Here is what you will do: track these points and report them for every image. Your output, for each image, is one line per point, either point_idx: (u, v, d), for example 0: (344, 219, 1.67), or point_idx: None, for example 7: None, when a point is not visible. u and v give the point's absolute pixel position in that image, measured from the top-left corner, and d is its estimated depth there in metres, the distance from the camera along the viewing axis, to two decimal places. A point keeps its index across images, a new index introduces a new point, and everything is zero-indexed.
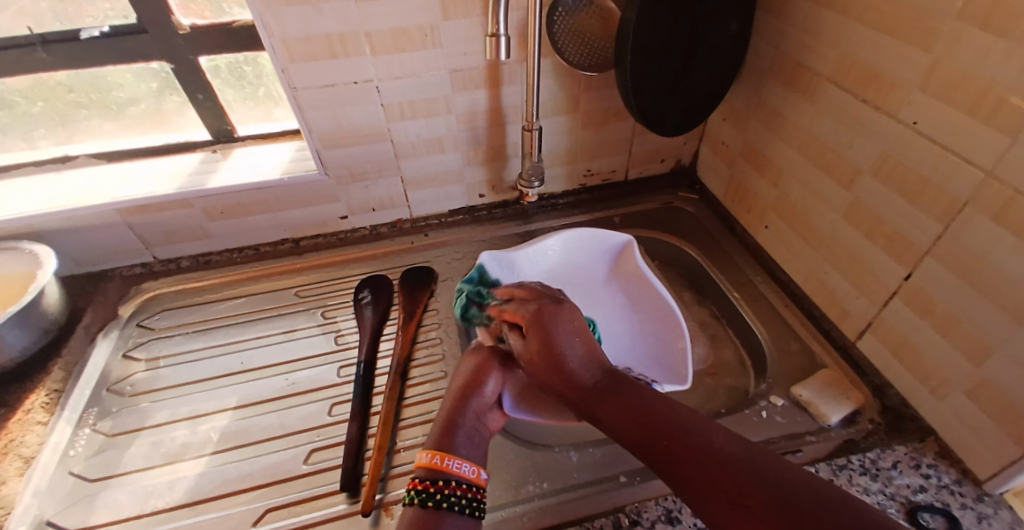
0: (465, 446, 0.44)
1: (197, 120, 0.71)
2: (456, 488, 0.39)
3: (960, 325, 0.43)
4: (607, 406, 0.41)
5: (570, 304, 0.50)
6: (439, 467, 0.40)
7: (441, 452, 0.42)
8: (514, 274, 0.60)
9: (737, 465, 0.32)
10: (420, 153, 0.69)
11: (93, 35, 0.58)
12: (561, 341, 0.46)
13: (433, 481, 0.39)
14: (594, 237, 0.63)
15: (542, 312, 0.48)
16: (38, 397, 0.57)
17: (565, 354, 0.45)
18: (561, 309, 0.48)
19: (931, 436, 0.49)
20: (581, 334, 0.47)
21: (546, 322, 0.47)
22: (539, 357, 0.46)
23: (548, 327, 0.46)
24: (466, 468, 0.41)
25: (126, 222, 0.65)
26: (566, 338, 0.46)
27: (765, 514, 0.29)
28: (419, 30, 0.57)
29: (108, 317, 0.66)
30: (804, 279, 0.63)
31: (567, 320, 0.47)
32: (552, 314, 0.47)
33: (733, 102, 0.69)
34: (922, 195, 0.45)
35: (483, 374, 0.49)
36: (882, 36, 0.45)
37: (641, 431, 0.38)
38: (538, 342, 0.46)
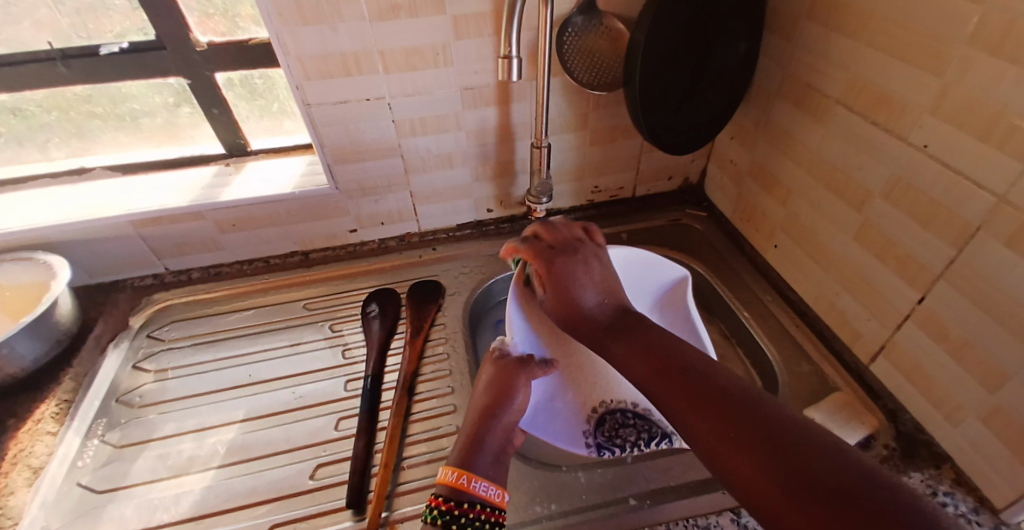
0: (489, 464, 0.44)
1: (211, 134, 0.72)
2: (480, 511, 0.39)
3: (975, 350, 0.43)
4: (624, 343, 0.44)
5: (586, 252, 0.52)
6: (462, 487, 0.40)
7: (465, 472, 0.42)
8: None
9: (728, 402, 0.35)
10: (430, 168, 0.70)
11: (113, 51, 0.60)
12: (576, 286, 0.49)
13: (457, 502, 0.40)
14: (647, 264, 0.58)
15: (559, 263, 0.50)
16: (49, 407, 0.57)
17: (582, 301, 0.48)
18: (576, 260, 0.51)
19: (947, 463, 0.48)
20: (603, 279, 0.50)
21: (558, 268, 0.50)
22: (557, 301, 0.49)
23: (562, 272, 0.50)
24: (490, 491, 0.41)
25: (138, 234, 0.66)
26: (582, 285, 0.49)
27: (746, 447, 0.33)
28: (432, 49, 0.58)
29: (118, 328, 0.66)
30: (814, 299, 0.62)
31: (584, 267, 0.50)
32: (566, 263, 0.50)
33: (740, 121, 0.69)
34: (933, 218, 0.45)
35: (510, 387, 0.48)
36: (892, 60, 0.45)
37: (652, 367, 0.41)
38: (553, 289, 0.50)
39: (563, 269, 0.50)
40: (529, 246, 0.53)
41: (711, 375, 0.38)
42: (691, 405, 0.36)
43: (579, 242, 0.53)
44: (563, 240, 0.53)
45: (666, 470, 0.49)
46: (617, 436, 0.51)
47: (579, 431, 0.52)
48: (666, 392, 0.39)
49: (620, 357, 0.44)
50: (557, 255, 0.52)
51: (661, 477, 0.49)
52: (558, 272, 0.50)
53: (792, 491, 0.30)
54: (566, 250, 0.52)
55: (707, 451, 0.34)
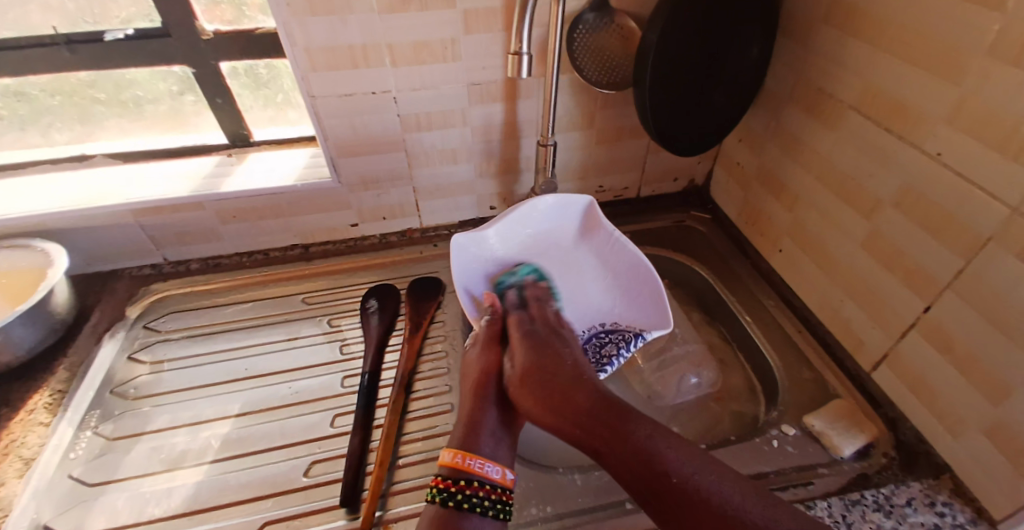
0: (490, 442, 0.44)
1: (214, 123, 0.71)
2: (479, 488, 0.40)
3: (981, 364, 0.42)
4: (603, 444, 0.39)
5: (566, 337, 0.52)
6: (462, 467, 0.41)
7: (464, 451, 0.42)
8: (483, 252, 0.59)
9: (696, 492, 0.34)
10: (434, 163, 0.69)
11: (118, 37, 0.59)
12: (552, 362, 0.46)
13: (456, 480, 0.40)
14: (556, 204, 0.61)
15: (540, 336, 0.50)
16: (42, 397, 0.57)
17: (553, 370, 0.46)
18: (561, 340, 0.51)
19: (946, 473, 0.47)
20: (580, 358, 0.48)
21: (536, 345, 0.49)
22: (531, 379, 0.45)
23: (537, 345, 0.49)
24: (490, 468, 0.41)
25: (138, 222, 0.65)
26: (561, 361, 0.47)
27: None
28: (441, 43, 0.57)
29: (115, 317, 0.66)
30: (818, 306, 0.62)
31: (561, 344, 0.50)
32: (544, 339, 0.50)
33: (749, 125, 0.69)
34: (944, 229, 0.44)
35: (490, 365, 0.50)
36: (909, 68, 0.45)
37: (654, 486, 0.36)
38: (527, 356, 0.48)
39: (541, 341, 0.50)
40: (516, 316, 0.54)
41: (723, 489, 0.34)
42: (664, 494, 0.35)
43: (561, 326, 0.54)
44: (549, 320, 0.54)
45: None
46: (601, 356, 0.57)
47: None
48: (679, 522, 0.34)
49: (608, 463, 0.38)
50: (538, 330, 0.52)
51: None
52: (537, 347, 0.48)
53: None
54: (549, 330, 0.52)
55: None
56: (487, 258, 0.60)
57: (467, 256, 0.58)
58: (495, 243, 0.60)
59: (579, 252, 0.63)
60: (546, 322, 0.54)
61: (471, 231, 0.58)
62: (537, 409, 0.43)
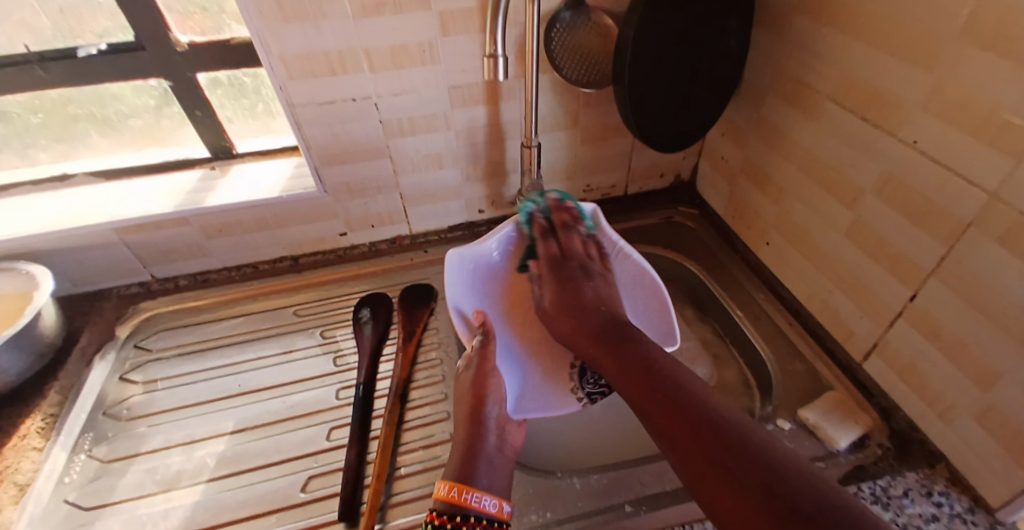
0: (486, 474, 0.44)
1: (195, 137, 0.70)
2: (475, 524, 0.39)
3: (968, 349, 0.42)
4: (609, 351, 0.46)
5: (594, 271, 0.56)
6: (458, 502, 0.40)
7: (461, 484, 0.42)
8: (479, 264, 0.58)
9: (688, 403, 0.38)
10: (419, 169, 0.68)
11: (91, 52, 0.58)
12: (577, 295, 0.53)
13: (452, 516, 0.39)
14: (556, 214, 0.60)
15: (569, 271, 0.56)
16: (34, 422, 0.56)
17: (577, 304, 0.53)
18: (590, 275, 0.55)
19: (941, 462, 0.48)
20: (606, 294, 0.54)
21: (567, 279, 0.56)
22: (557, 309, 0.54)
23: (567, 278, 0.55)
24: (486, 502, 0.41)
25: (122, 241, 0.64)
26: (584, 294, 0.53)
27: (703, 442, 0.35)
28: (418, 47, 0.57)
29: (104, 338, 0.65)
30: (807, 298, 0.62)
31: (590, 279, 0.55)
32: (572, 274, 0.55)
33: (732, 118, 0.69)
34: (926, 216, 0.44)
35: (484, 389, 0.50)
36: (884, 56, 0.44)
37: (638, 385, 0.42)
38: (554, 291, 0.55)
39: (565, 276, 0.55)
40: (545, 246, 0.58)
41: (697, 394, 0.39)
42: (659, 405, 0.39)
43: (591, 257, 0.58)
44: (576, 250, 0.57)
45: (661, 474, 0.49)
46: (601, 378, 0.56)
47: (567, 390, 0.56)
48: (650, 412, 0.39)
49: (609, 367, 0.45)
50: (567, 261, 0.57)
51: (656, 481, 0.48)
52: (567, 279, 0.55)
53: (743, 480, 0.32)
54: (578, 264, 0.56)
55: (668, 449, 0.37)
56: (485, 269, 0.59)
57: (466, 269, 0.56)
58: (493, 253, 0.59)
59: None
60: (574, 250, 0.57)
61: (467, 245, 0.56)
62: (566, 324, 0.52)
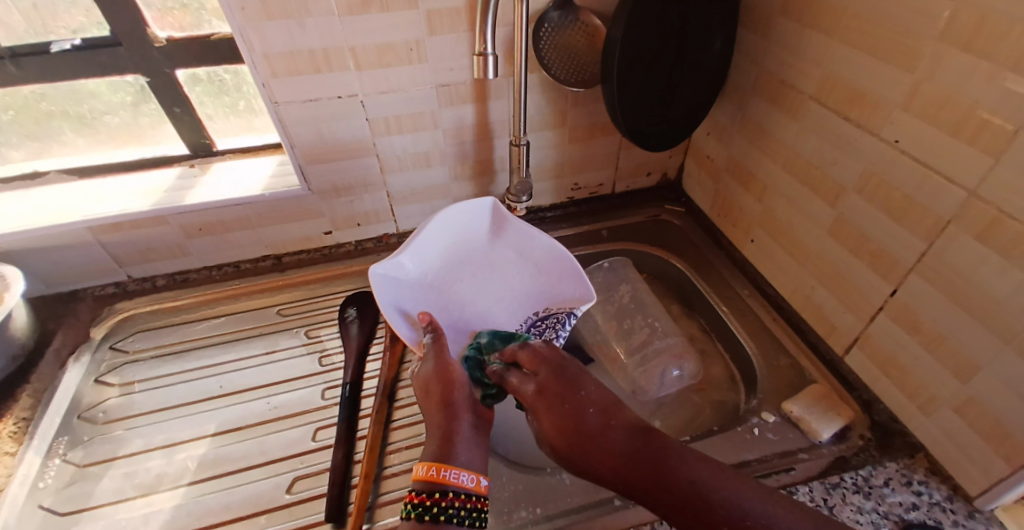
0: (465, 451, 0.44)
1: (175, 134, 0.68)
2: (454, 499, 0.39)
3: (946, 341, 0.44)
4: (646, 486, 0.39)
5: (575, 367, 0.50)
6: (436, 480, 0.40)
7: (439, 464, 0.41)
8: (400, 272, 0.56)
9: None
10: (406, 167, 0.68)
11: (64, 47, 0.56)
12: (579, 422, 0.44)
13: (430, 494, 0.39)
14: (459, 212, 0.58)
15: (554, 388, 0.47)
16: (5, 425, 0.54)
17: (584, 426, 0.44)
18: (574, 382, 0.48)
19: (921, 452, 0.49)
20: (597, 393, 0.47)
21: (559, 404, 0.46)
22: (564, 439, 0.44)
23: (559, 402, 0.46)
24: (464, 478, 0.41)
25: (99, 241, 0.63)
26: (586, 418, 0.44)
27: None
28: (405, 45, 0.56)
29: (79, 340, 0.63)
30: (790, 293, 0.63)
31: (578, 391, 0.47)
32: (562, 394, 0.47)
33: (717, 117, 0.70)
34: (906, 212, 0.45)
35: (447, 374, 0.49)
36: (866, 57, 0.46)
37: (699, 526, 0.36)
38: (551, 420, 0.45)
39: (558, 395, 0.47)
40: (519, 378, 0.49)
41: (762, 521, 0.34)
42: None
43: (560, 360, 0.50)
44: (545, 363, 0.50)
45: None
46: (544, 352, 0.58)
47: None
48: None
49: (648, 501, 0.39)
50: (551, 377, 0.48)
51: None
52: (559, 400, 0.46)
53: None
54: (555, 373, 0.49)
55: None
56: (409, 282, 0.58)
57: (388, 284, 0.55)
58: (412, 266, 0.58)
59: (497, 250, 0.62)
60: (547, 359, 0.50)
61: (383, 264, 0.54)
62: (578, 457, 0.43)
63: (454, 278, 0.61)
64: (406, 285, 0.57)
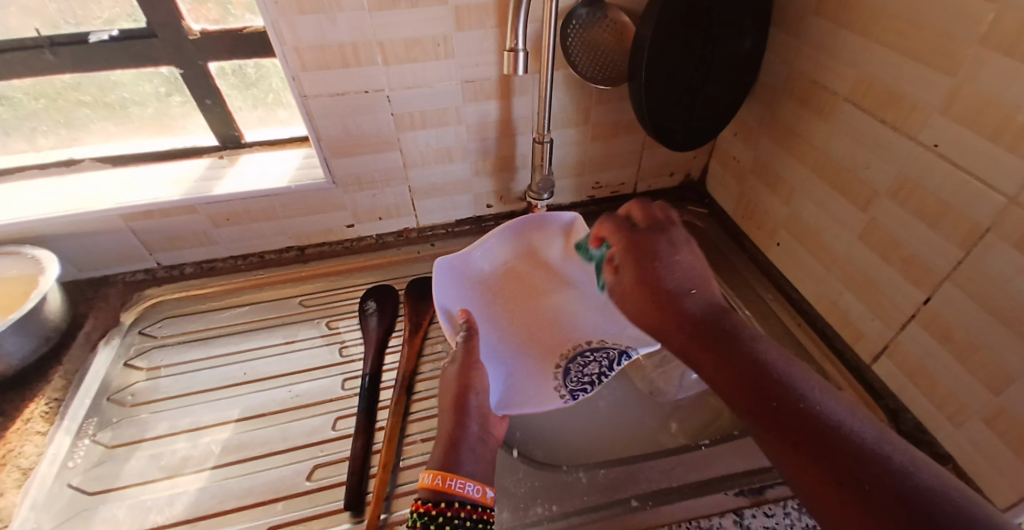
0: (469, 460, 0.44)
1: (204, 125, 0.70)
2: (459, 509, 0.40)
3: (980, 351, 0.43)
4: (703, 349, 0.42)
5: (675, 235, 0.54)
6: (442, 489, 0.41)
7: (444, 472, 0.42)
8: (465, 266, 0.61)
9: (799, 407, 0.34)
10: (429, 162, 0.68)
11: (102, 39, 0.58)
12: (660, 280, 0.48)
13: (436, 503, 0.40)
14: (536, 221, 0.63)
15: (646, 243, 0.52)
16: (37, 406, 0.56)
17: (663, 281, 0.48)
18: (667, 244, 0.52)
19: (949, 463, 0.48)
20: (689, 267, 0.51)
21: (642, 259, 0.51)
22: (644, 287, 0.49)
23: (647, 257, 0.51)
24: (470, 488, 0.41)
25: (129, 227, 0.64)
26: (667, 278, 0.48)
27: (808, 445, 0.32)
28: (432, 40, 0.57)
29: (109, 324, 0.65)
30: (816, 298, 0.62)
31: (669, 254, 0.51)
32: (653, 252, 0.51)
33: (744, 118, 0.69)
34: (941, 219, 0.44)
35: (467, 379, 0.49)
36: (903, 58, 0.45)
37: (759, 400, 0.36)
38: (632, 269, 0.51)
39: (650, 250, 0.52)
40: (615, 223, 0.56)
41: (821, 408, 0.34)
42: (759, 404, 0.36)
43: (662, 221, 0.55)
44: (647, 221, 0.55)
45: (668, 471, 0.49)
46: (584, 376, 0.55)
47: (550, 386, 0.55)
48: (768, 425, 0.35)
49: (711, 376, 0.41)
50: (648, 232, 0.54)
51: (662, 477, 0.48)
52: (647, 257, 0.51)
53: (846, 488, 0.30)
54: (653, 230, 0.54)
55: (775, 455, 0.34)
56: (472, 275, 0.62)
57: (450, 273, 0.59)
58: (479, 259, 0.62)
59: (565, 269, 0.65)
60: (657, 219, 0.55)
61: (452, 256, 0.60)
62: (648, 309, 0.48)
63: (518, 284, 0.64)
64: (467, 277, 0.61)
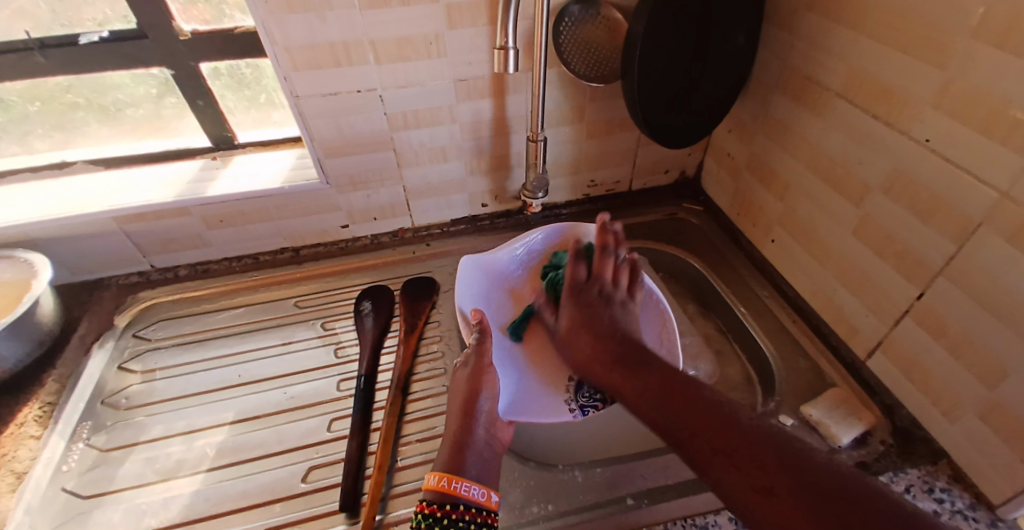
0: (475, 463, 0.44)
1: (197, 126, 0.69)
2: (464, 512, 0.39)
3: (975, 345, 0.43)
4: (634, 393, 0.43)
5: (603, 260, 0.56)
6: (447, 491, 0.40)
7: (450, 474, 0.42)
8: (490, 276, 0.61)
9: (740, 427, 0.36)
10: (423, 162, 0.68)
11: (92, 40, 0.57)
12: (593, 321, 0.51)
13: (441, 505, 0.39)
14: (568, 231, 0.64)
15: (581, 285, 0.55)
16: (31, 410, 0.56)
17: (597, 324, 0.51)
18: (594, 281, 0.55)
19: (943, 459, 0.48)
20: (625, 319, 0.52)
21: (584, 306, 0.53)
22: (572, 332, 0.52)
23: (589, 304, 0.53)
24: (475, 491, 0.41)
25: (123, 230, 0.64)
26: (601, 319, 0.51)
27: (761, 471, 0.33)
28: (424, 39, 0.56)
29: (104, 327, 0.65)
30: (811, 294, 0.62)
31: (612, 307, 0.53)
32: (594, 300, 0.53)
33: (738, 114, 0.68)
34: (934, 213, 0.44)
35: (478, 383, 0.49)
36: (894, 52, 0.44)
37: (704, 437, 0.37)
38: (570, 313, 0.53)
39: (591, 299, 0.53)
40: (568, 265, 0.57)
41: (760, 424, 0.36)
42: (703, 434, 0.37)
43: (617, 285, 0.55)
44: (604, 277, 0.56)
45: (663, 469, 0.49)
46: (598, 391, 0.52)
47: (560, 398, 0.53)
48: (717, 459, 0.35)
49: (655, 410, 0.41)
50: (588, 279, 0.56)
51: (658, 475, 0.48)
52: (588, 306, 0.53)
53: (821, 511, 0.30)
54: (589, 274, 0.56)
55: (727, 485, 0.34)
56: (499, 281, 0.62)
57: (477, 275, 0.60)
58: (504, 267, 0.62)
59: None
60: (603, 270, 0.56)
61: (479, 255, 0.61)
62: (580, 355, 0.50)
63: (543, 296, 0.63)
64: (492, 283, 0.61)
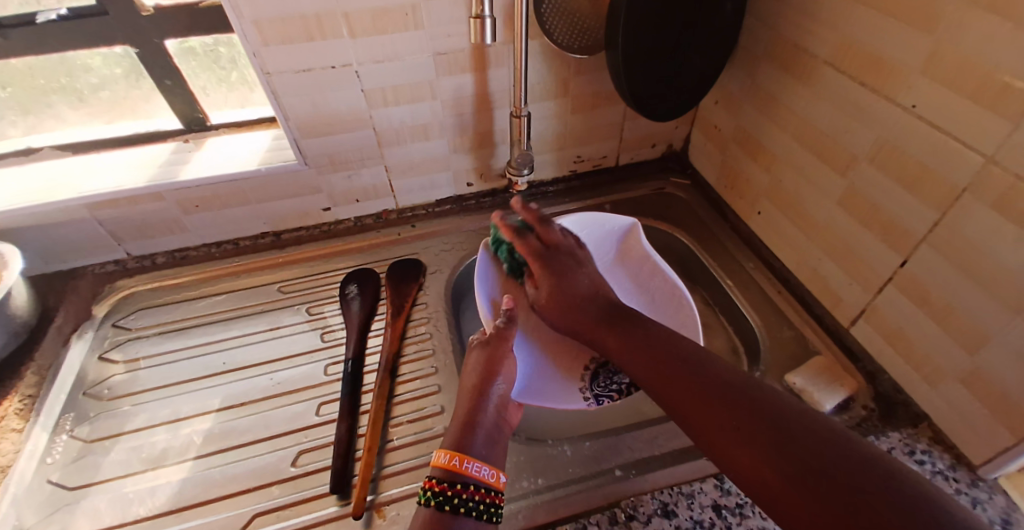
0: (484, 444, 0.43)
1: (167, 107, 0.67)
2: (474, 492, 0.38)
3: (955, 313, 0.43)
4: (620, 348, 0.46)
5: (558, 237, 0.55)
6: (457, 469, 0.39)
7: (460, 453, 0.41)
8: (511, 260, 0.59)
9: (734, 393, 0.37)
10: (405, 140, 0.66)
11: (50, 18, 0.54)
12: (571, 289, 0.51)
13: (451, 484, 0.38)
14: (593, 220, 0.62)
15: (552, 258, 0.53)
16: (11, 403, 0.55)
17: (576, 292, 0.51)
18: (560, 254, 0.54)
19: (924, 422, 0.49)
20: (597, 279, 0.53)
21: (559, 272, 0.53)
22: (554, 300, 0.52)
23: (562, 273, 0.52)
24: (484, 471, 0.40)
25: (94, 217, 0.62)
26: (577, 287, 0.52)
27: (747, 432, 0.34)
28: (400, 10, 0.54)
29: (81, 317, 0.63)
30: (798, 266, 0.62)
31: (581, 270, 0.53)
32: (564, 265, 0.53)
33: (725, 85, 0.67)
34: (919, 182, 0.44)
35: (498, 364, 0.48)
36: (883, 18, 0.44)
37: (694, 396, 0.38)
38: (548, 283, 0.52)
39: (562, 266, 0.53)
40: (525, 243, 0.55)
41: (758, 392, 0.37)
42: (694, 394, 0.38)
43: (574, 248, 0.56)
44: (560, 245, 0.55)
45: (650, 440, 0.49)
46: (614, 381, 0.51)
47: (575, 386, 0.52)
48: (705, 418, 0.37)
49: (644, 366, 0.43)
50: (552, 251, 0.54)
51: (645, 446, 0.49)
52: (562, 273, 0.52)
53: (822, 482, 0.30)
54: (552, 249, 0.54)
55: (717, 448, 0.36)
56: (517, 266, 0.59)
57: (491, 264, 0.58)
58: None
59: (613, 272, 0.61)
60: (557, 241, 0.55)
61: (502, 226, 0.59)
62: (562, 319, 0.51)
63: None
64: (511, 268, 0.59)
